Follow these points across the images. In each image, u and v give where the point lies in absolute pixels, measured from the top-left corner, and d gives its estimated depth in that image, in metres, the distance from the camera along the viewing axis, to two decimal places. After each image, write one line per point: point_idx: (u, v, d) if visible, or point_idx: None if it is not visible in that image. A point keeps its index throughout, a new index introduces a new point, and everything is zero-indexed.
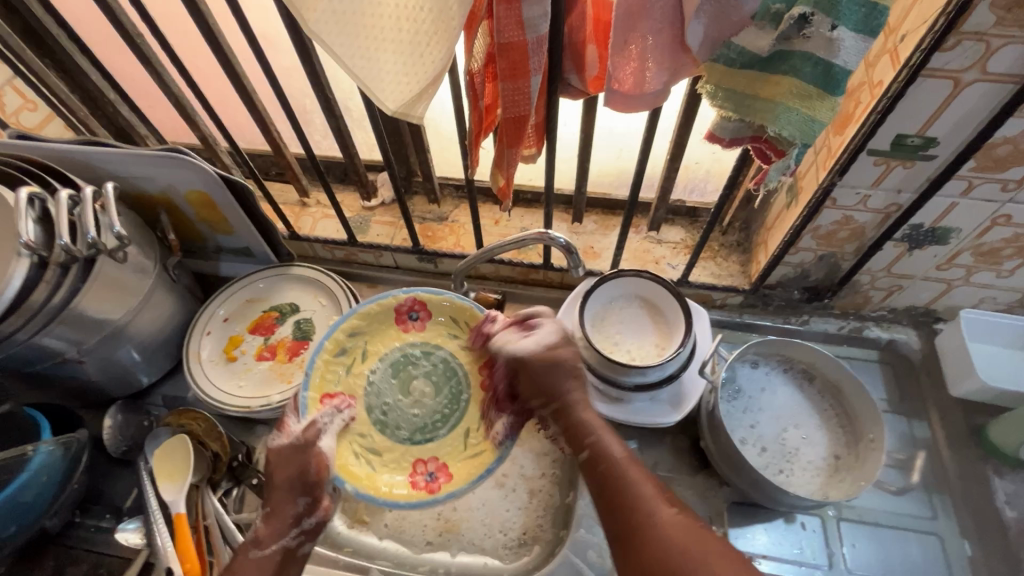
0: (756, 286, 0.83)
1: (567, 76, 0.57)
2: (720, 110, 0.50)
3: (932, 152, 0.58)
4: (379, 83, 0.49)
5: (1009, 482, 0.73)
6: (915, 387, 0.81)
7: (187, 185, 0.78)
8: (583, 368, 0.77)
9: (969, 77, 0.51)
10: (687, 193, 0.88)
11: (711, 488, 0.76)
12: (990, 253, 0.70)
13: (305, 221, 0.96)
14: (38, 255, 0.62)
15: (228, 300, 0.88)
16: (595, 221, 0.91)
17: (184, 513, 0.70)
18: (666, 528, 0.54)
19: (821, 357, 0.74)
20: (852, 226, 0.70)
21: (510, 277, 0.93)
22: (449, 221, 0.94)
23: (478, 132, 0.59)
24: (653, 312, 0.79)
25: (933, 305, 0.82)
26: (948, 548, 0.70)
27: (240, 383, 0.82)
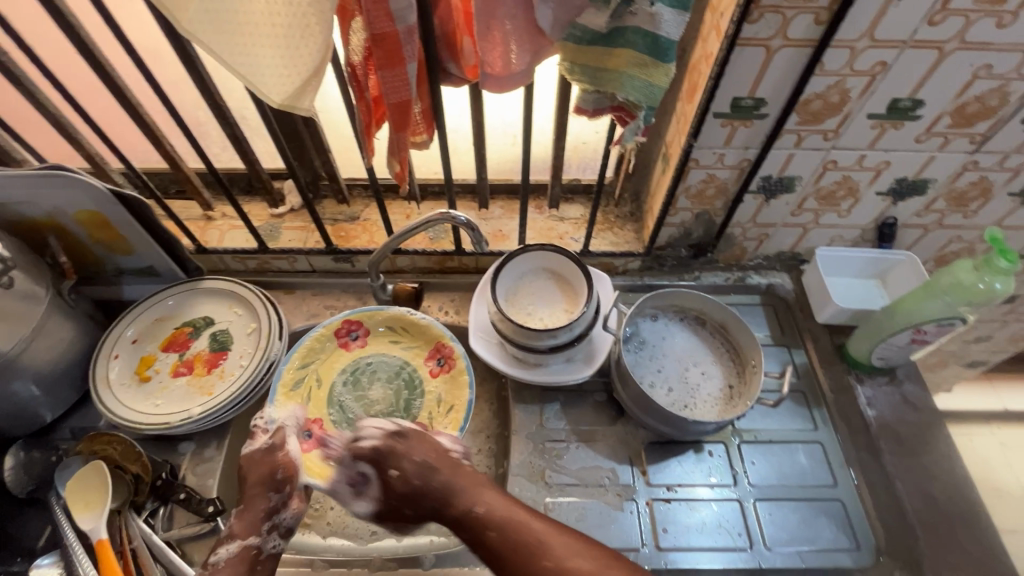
0: (649, 248, 0.92)
1: (445, 65, 0.62)
2: (580, 83, 0.57)
3: (764, 111, 0.69)
4: (262, 77, 0.52)
5: (868, 388, 0.85)
6: (791, 321, 0.93)
7: (75, 205, 0.76)
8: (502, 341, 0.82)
9: (777, 43, 0.61)
10: (580, 172, 0.96)
11: (630, 433, 0.83)
12: (829, 195, 0.82)
13: (211, 233, 0.95)
14: None
15: (136, 321, 0.85)
16: (501, 206, 0.97)
17: (108, 539, 0.68)
18: (558, 568, 0.58)
19: (707, 302, 0.84)
20: (716, 183, 0.80)
21: (427, 267, 0.97)
22: (360, 220, 0.96)
23: (369, 123, 0.62)
24: (560, 281, 0.84)
25: (797, 249, 0.94)
26: (829, 451, 0.81)
27: (157, 402, 0.79)
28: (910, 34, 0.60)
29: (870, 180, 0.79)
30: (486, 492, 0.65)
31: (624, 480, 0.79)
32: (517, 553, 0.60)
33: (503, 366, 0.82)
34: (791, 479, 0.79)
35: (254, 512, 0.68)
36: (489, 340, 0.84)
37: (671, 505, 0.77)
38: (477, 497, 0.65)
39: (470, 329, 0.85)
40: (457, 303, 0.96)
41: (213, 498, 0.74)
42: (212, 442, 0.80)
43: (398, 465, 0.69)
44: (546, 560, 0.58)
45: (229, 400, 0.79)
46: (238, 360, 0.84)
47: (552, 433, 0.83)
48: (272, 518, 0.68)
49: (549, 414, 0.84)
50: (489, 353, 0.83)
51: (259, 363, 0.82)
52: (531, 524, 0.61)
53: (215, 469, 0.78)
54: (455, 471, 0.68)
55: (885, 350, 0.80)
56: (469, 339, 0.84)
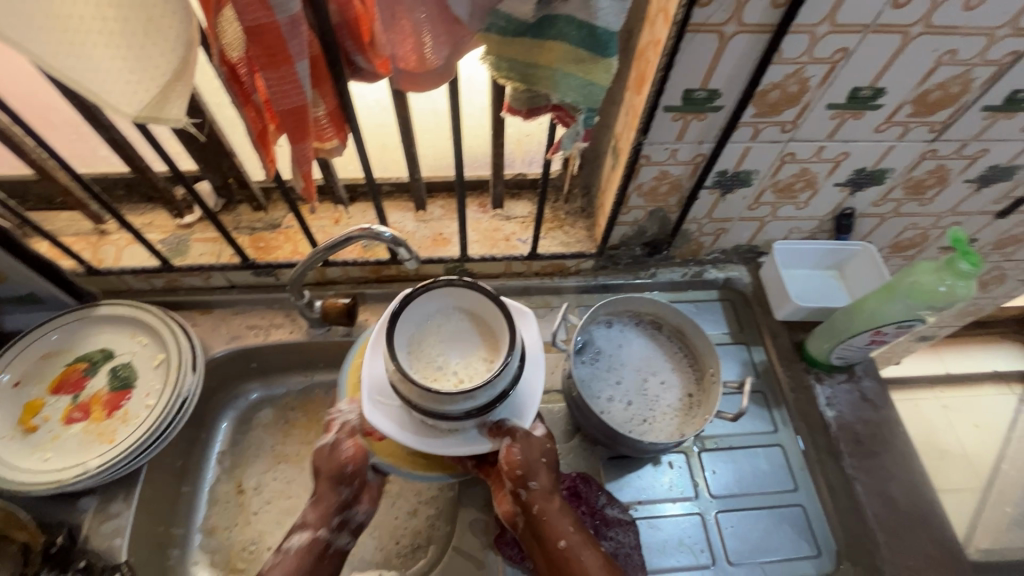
0: (602, 247, 0.86)
1: (353, 57, 0.52)
2: (509, 81, 0.48)
3: (719, 103, 0.62)
4: (105, 83, 0.41)
5: (827, 387, 0.82)
6: (750, 317, 0.90)
7: None
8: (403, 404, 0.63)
9: (730, 29, 0.54)
10: (526, 166, 0.88)
11: (588, 449, 0.78)
12: (787, 188, 0.77)
13: (105, 250, 0.82)
14: None
15: (15, 361, 0.73)
16: (441, 206, 0.88)
17: None
18: None
19: (663, 307, 0.79)
20: (669, 179, 0.74)
21: (362, 277, 0.88)
22: (282, 227, 0.86)
23: (261, 131, 0.52)
24: (476, 319, 0.64)
25: (755, 241, 0.90)
26: (789, 454, 0.79)
27: (46, 457, 0.69)
28: (873, 19, 0.54)
29: (828, 172, 0.75)
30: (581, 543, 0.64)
31: None
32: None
33: (404, 438, 0.62)
34: (751, 487, 0.77)
35: (325, 508, 0.67)
36: (386, 403, 0.64)
37: None
38: (557, 523, 0.65)
39: (364, 390, 0.65)
40: None
41: (120, 565, 0.66)
42: (119, 494, 0.71)
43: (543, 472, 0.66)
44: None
45: (132, 448, 0.69)
46: (144, 398, 0.74)
47: None
48: (345, 512, 0.68)
49: None
50: (391, 419, 0.63)
51: (167, 402, 0.72)
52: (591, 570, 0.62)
53: (124, 525, 0.69)
54: (546, 501, 0.66)
55: (844, 350, 0.77)
56: (361, 404, 0.64)
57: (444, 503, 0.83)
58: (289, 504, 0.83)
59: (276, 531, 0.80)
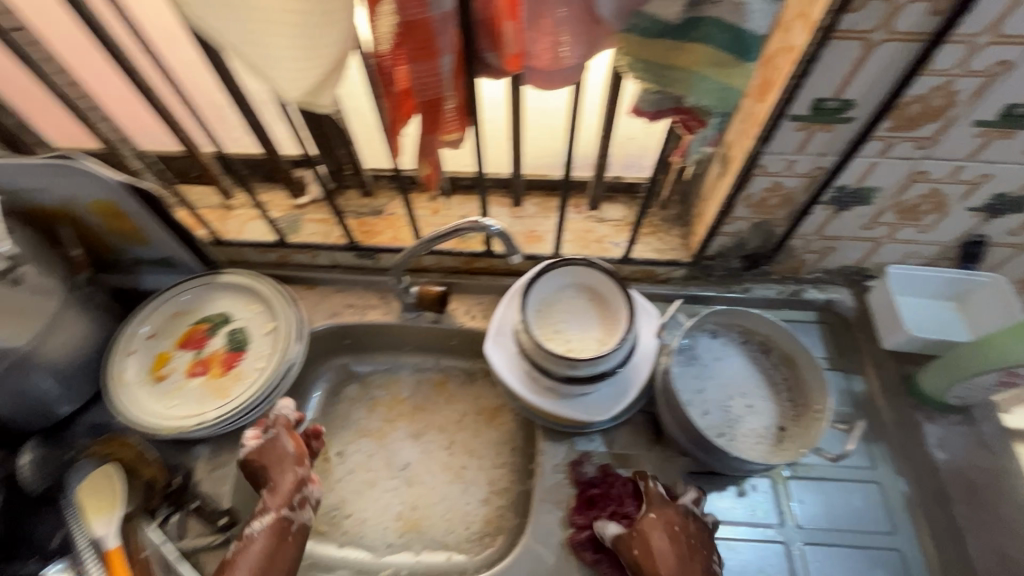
0: (697, 257, 0.84)
1: (484, 54, 0.53)
2: (641, 82, 0.49)
3: (850, 115, 0.59)
4: (275, 70, 0.46)
5: (939, 427, 0.76)
6: (851, 343, 0.85)
7: (87, 195, 0.72)
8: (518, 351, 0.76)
9: (878, 37, 0.52)
10: (624, 169, 0.87)
11: (669, 460, 0.77)
12: (910, 209, 0.72)
13: (231, 224, 0.90)
14: None
15: (152, 315, 0.82)
16: (535, 204, 0.89)
17: (118, 547, 0.66)
18: None
19: (776, 328, 0.75)
20: (781, 192, 0.71)
21: (454, 267, 0.91)
22: (385, 214, 0.90)
23: (394, 120, 0.54)
24: (600, 305, 0.77)
25: (863, 263, 0.85)
26: (887, 494, 0.74)
27: (172, 404, 0.77)
28: None
29: (962, 194, 0.69)
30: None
31: None
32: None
33: (510, 378, 0.75)
34: (842, 523, 0.72)
35: (281, 493, 0.67)
36: (504, 348, 0.77)
37: None
38: (676, 565, 0.63)
39: (489, 331, 0.79)
40: (484, 308, 0.89)
41: (227, 510, 0.72)
42: (228, 445, 0.77)
43: (658, 517, 0.67)
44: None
45: (244, 404, 0.75)
46: (255, 361, 0.80)
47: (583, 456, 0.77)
48: (301, 490, 0.68)
49: (584, 434, 0.78)
50: (505, 364, 0.76)
51: (276, 366, 0.78)
52: None
53: (230, 475, 0.76)
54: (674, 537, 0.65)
55: (966, 389, 0.72)
56: (486, 339, 0.78)
57: (516, 495, 0.84)
58: (369, 476, 0.87)
59: (356, 500, 0.85)
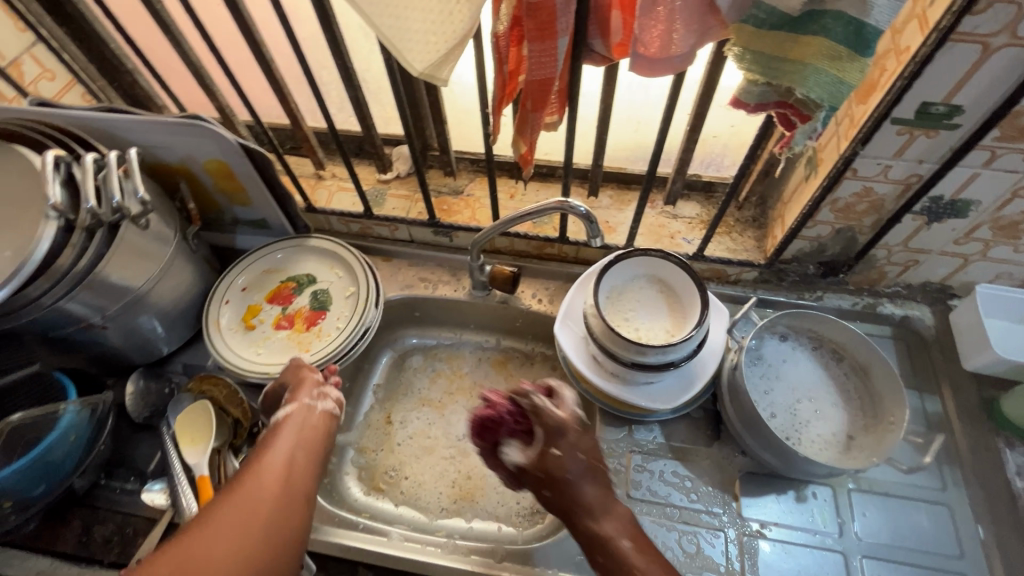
0: (772, 260, 0.83)
1: (591, 41, 0.55)
2: (748, 73, 0.50)
3: (957, 121, 0.58)
4: (406, 43, 0.50)
5: (1020, 454, 0.73)
6: (928, 362, 0.82)
7: (204, 154, 0.79)
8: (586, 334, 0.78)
9: (999, 41, 0.51)
10: (703, 167, 0.88)
11: (728, 458, 0.77)
12: (1009, 227, 0.69)
13: (321, 193, 0.97)
14: (65, 218, 0.64)
15: (247, 270, 0.89)
16: (610, 195, 0.91)
17: (208, 476, 0.72)
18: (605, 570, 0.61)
19: (852, 336, 0.74)
20: (871, 198, 0.70)
21: (525, 251, 0.94)
22: (464, 195, 0.94)
23: (500, 98, 0.58)
24: (672, 298, 0.77)
25: (949, 281, 0.82)
26: (957, 518, 0.71)
27: (259, 351, 0.83)
28: None
29: None
30: (613, 519, 0.63)
31: (713, 508, 0.73)
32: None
33: (575, 360, 0.78)
34: (906, 541, 0.70)
35: (304, 383, 0.71)
36: (572, 331, 0.80)
37: (762, 544, 0.71)
38: (576, 484, 0.64)
39: (559, 313, 0.81)
40: (551, 293, 0.92)
41: None
42: None
43: (565, 450, 0.66)
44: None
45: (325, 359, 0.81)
46: (335, 322, 0.86)
47: (640, 444, 0.78)
48: (319, 387, 0.71)
49: (643, 423, 0.79)
50: (571, 346, 0.79)
51: (356, 327, 0.83)
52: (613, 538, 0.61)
53: None
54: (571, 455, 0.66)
55: None
56: (555, 320, 0.81)
57: None
58: (428, 443, 0.91)
59: (414, 463, 0.89)
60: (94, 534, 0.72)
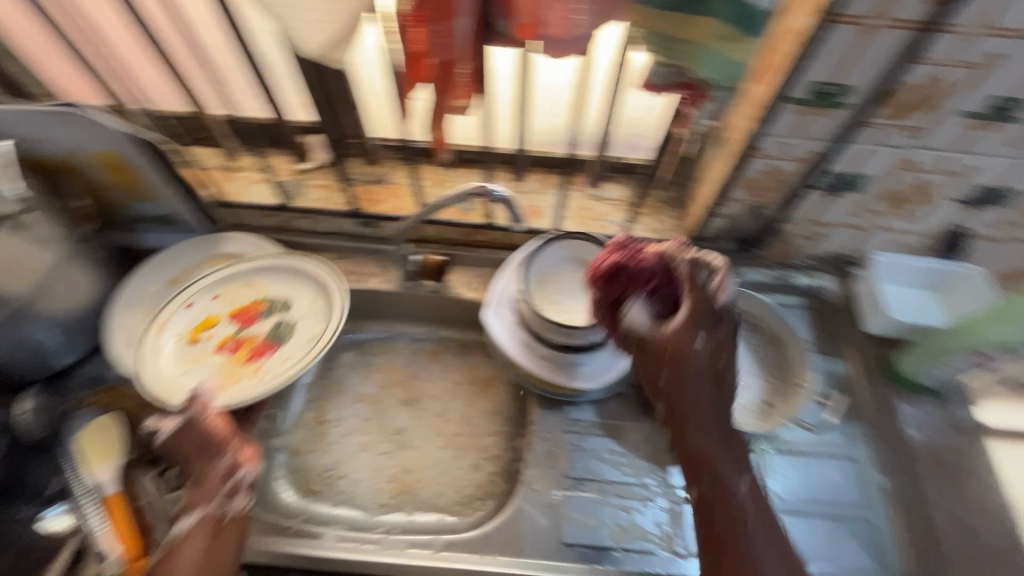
0: (693, 238, 0.86)
1: (496, 22, 0.53)
2: (654, 54, 0.50)
3: (847, 100, 0.62)
4: (299, 23, 0.47)
5: (914, 407, 0.80)
6: (835, 328, 0.88)
7: (94, 145, 0.72)
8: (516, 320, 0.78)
9: (877, 23, 0.54)
10: (625, 149, 0.88)
11: (658, 430, 0.79)
12: (899, 198, 0.75)
13: (234, 185, 0.91)
14: None
15: (154, 273, 0.84)
16: (538, 179, 0.91)
17: (117, 494, 0.68)
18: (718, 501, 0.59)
19: (766, 308, 0.79)
20: (777, 174, 0.73)
21: (455, 239, 0.92)
22: (388, 183, 0.91)
23: (408, 82, 0.55)
24: None
25: (852, 251, 0.88)
26: (862, 470, 0.77)
27: (187, 369, 0.77)
28: None
29: (948, 185, 0.72)
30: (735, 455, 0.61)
31: (645, 479, 0.76)
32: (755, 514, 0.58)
33: (506, 346, 0.78)
34: (820, 494, 0.76)
35: (208, 481, 0.65)
36: (503, 316, 0.80)
37: (691, 510, 0.74)
38: (703, 391, 0.60)
39: (488, 300, 0.81)
40: (483, 280, 0.91)
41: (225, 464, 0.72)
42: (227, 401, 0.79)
43: (705, 345, 0.59)
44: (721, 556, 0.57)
45: (245, 401, 0.73)
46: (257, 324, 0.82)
47: (574, 423, 0.79)
48: (230, 479, 0.66)
49: (575, 403, 0.81)
50: (502, 332, 0.79)
51: (294, 374, 0.75)
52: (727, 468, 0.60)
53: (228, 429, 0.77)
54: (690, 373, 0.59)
55: (943, 370, 0.77)
56: (484, 308, 0.80)
57: (507, 462, 0.86)
58: (364, 439, 0.88)
59: (350, 462, 0.86)
60: None
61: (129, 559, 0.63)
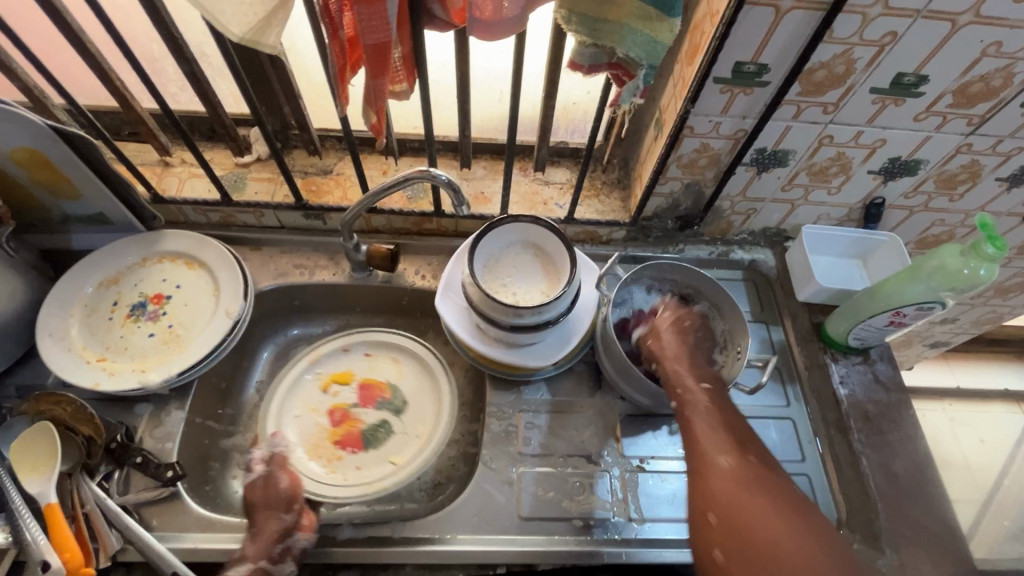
0: (635, 218, 0.89)
1: (430, 6, 0.55)
2: (578, 36, 0.52)
3: (766, 79, 0.66)
4: (219, 5, 0.46)
5: (842, 366, 0.85)
6: (771, 298, 0.93)
7: (8, 141, 0.68)
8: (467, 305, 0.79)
9: (787, 4, 0.57)
10: (568, 135, 0.92)
11: (610, 404, 0.82)
12: (821, 171, 0.80)
13: (169, 181, 0.88)
14: None
15: (86, 275, 0.81)
16: (483, 166, 0.92)
17: (57, 504, 0.64)
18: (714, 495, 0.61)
19: (705, 281, 0.81)
20: (709, 152, 0.77)
21: (404, 228, 0.92)
22: (333, 174, 0.90)
23: (342, 67, 0.55)
24: (546, 261, 0.81)
25: (783, 225, 0.93)
26: (798, 428, 0.82)
27: (297, 414, 0.87)
28: (924, 4, 0.57)
29: (863, 158, 0.77)
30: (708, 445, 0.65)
31: (599, 451, 0.78)
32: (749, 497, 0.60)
33: (459, 330, 0.79)
34: None
35: (266, 535, 0.65)
36: (454, 302, 0.81)
37: (643, 477, 0.77)
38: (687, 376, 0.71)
39: (439, 287, 0.82)
40: (434, 268, 0.92)
41: (172, 464, 0.70)
42: (172, 403, 0.76)
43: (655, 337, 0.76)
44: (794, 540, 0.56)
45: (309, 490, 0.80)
46: (200, 322, 0.80)
47: (530, 403, 0.81)
48: (286, 539, 0.65)
49: (530, 383, 0.82)
50: (454, 318, 0.80)
51: (345, 498, 0.80)
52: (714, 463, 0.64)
53: (174, 432, 0.75)
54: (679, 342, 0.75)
55: (863, 331, 0.81)
56: (436, 295, 0.81)
57: (466, 446, 0.87)
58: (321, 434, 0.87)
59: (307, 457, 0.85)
60: None
61: (72, 569, 0.61)
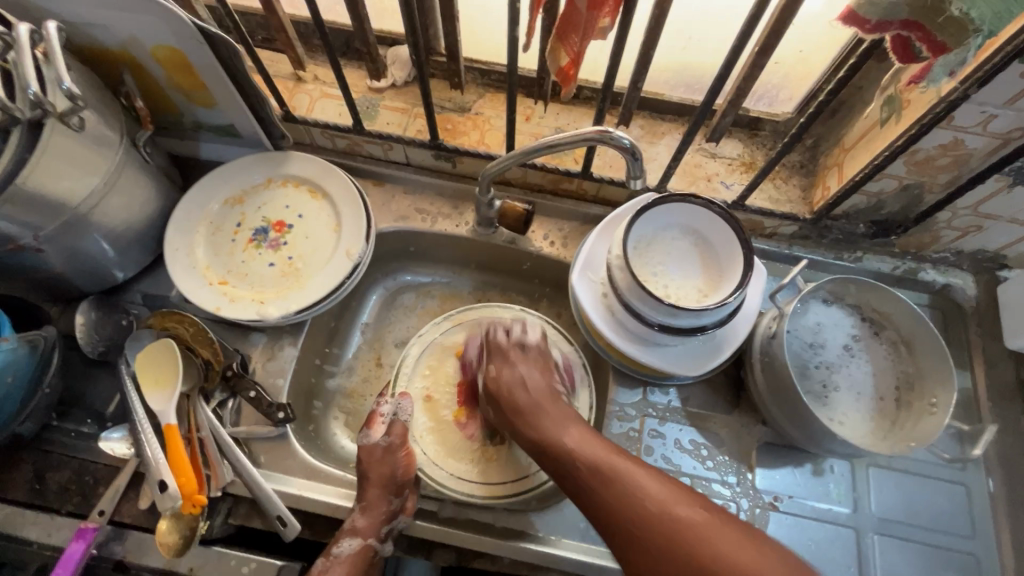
0: (820, 215, 0.74)
1: None
2: None
3: None
4: None
5: None
6: (962, 335, 0.76)
7: (152, 38, 0.63)
8: (607, 288, 0.69)
9: None
10: (753, 101, 0.76)
11: (747, 426, 0.72)
12: None
13: (300, 99, 0.82)
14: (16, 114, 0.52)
15: (214, 192, 0.77)
16: (641, 125, 0.79)
17: (175, 425, 0.63)
18: (658, 510, 0.48)
19: (901, 307, 0.67)
20: (957, 151, 0.60)
21: (538, 184, 0.82)
22: (471, 113, 0.81)
23: None
24: (708, 254, 0.68)
25: (1004, 252, 0.74)
26: (974, 499, 0.69)
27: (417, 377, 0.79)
28: None
29: None
30: (571, 428, 0.58)
31: (728, 477, 0.69)
32: (605, 483, 0.52)
33: (591, 314, 0.69)
34: (921, 519, 0.68)
35: (375, 519, 0.62)
36: (591, 281, 0.71)
37: (776, 517, 0.67)
38: (556, 414, 0.60)
39: (576, 260, 0.72)
40: (566, 235, 0.81)
41: (284, 405, 0.68)
42: (286, 338, 0.74)
43: (515, 365, 0.65)
44: (647, 503, 0.49)
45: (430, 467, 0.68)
46: (320, 258, 0.75)
47: (655, 408, 0.72)
48: (393, 524, 0.63)
49: (660, 385, 0.73)
50: (587, 299, 0.70)
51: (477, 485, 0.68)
52: (624, 462, 0.53)
53: (286, 369, 0.72)
54: (552, 404, 0.62)
55: None
56: (572, 271, 0.71)
57: None
58: None
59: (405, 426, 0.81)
60: (48, 480, 0.65)
61: (187, 494, 0.59)
